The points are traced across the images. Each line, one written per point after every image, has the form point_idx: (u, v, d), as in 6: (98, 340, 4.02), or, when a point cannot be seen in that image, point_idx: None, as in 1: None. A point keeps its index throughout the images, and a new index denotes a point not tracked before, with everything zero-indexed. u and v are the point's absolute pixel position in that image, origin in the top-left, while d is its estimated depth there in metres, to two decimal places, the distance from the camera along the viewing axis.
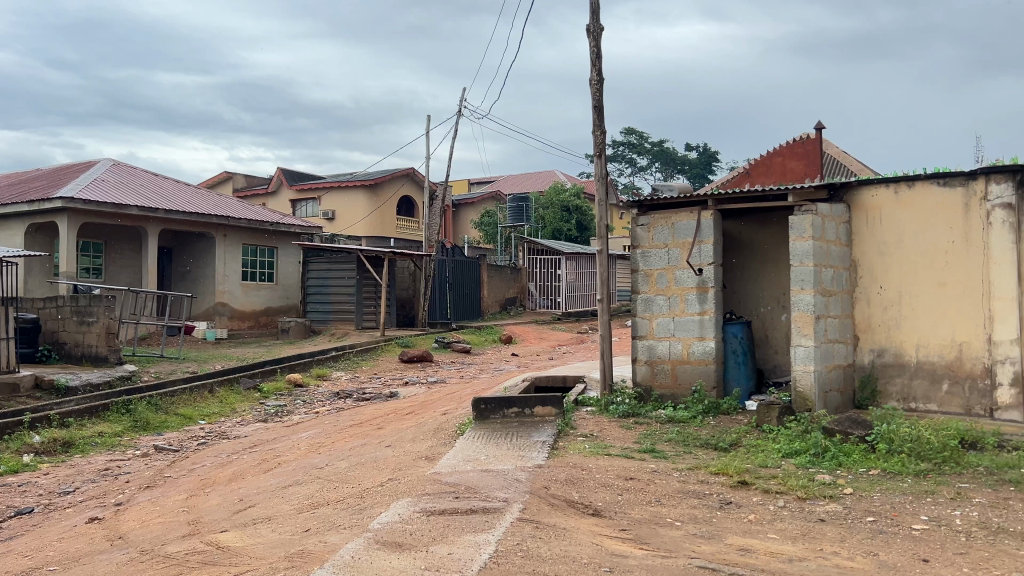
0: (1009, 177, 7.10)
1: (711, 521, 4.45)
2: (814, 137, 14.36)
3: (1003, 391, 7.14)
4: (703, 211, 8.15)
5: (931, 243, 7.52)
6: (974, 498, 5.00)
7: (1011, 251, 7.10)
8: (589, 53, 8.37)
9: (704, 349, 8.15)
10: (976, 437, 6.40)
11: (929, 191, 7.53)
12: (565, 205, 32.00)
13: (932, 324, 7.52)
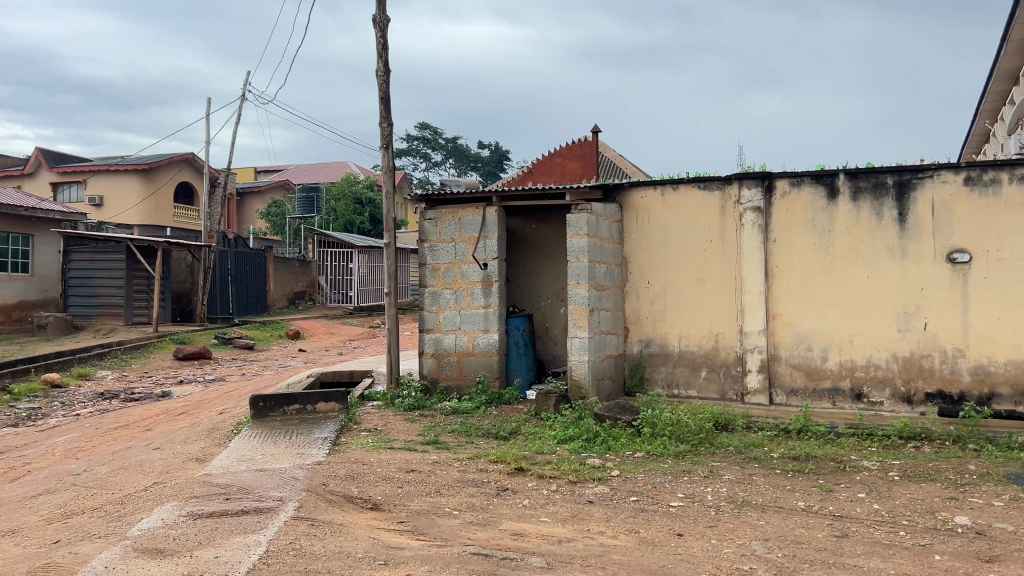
0: (758, 183, 7.83)
1: (487, 508, 4.58)
2: (591, 140, 15.09)
3: (751, 376, 7.87)
4: (488, 207, 8.35)
5: (692, 242, 8.15)
6: (724, 475, 5.49)
7: (759, 250, 7.84)
8: (376, 44, 8.30)
9: (488, 341, 8.35)
10: (728, 419, 7.04)
11: (691, 194, 8.15)
12: (358, 197, 31.60)
13: (693, 316, 8.15)
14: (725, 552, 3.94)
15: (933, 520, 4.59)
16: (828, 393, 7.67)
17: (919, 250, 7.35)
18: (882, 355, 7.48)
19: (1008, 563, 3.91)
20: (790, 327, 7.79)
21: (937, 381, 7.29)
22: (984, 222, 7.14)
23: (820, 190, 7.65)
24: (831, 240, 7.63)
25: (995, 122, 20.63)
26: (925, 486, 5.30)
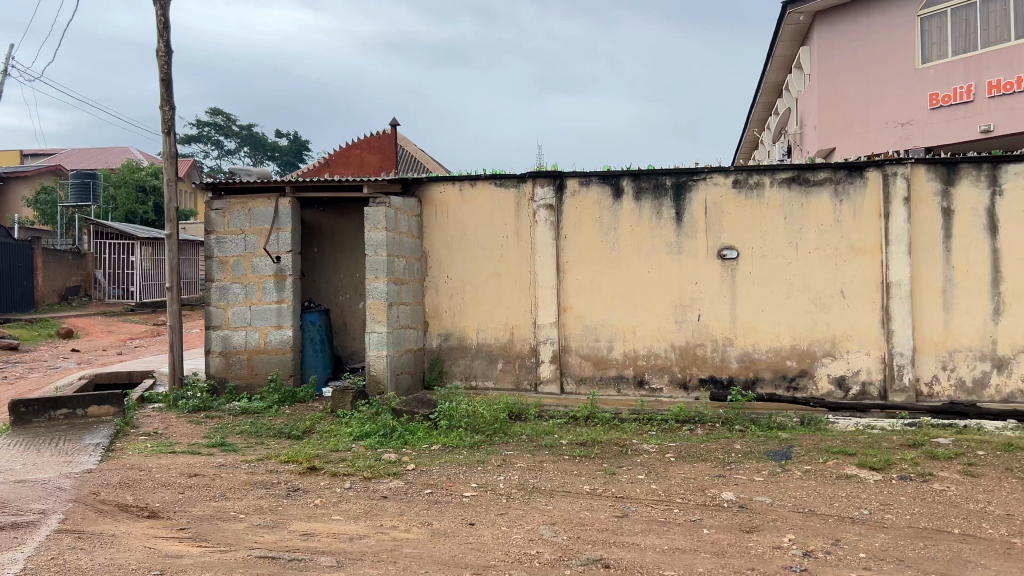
0: (550, 182, 8.11)
1: (276, 510, 4.44)
2: (389, 132, 14.97)
3: (544, 366, 8.15)
4: (281, 199, 8.08)
5: (488, 237, 8.31)
6: (516, 463, 5.65)
7: (551, 246, 8.12)
8: (156, 22, 7.80)
9: (281, 337, 8.10)
10: (521, 409, 7.26)
11: (487, 190, 8.30)
12: (141, 184, 29.56)
13: (489, 309, 8.32)
14: (515, 538, 4.06)
15: (703, 497, 4.96)
16: (614, 381, 8.09)
17: (693, 247, 7.91)
18: (662, 345, 7.99)
19: (766, 532, 4.32)
20: (580, 319, 8.14)
21: (709, 367, 7.88)
22: (750, 222, 7.79)
23: (606, 189, 8.03)
24: (617, 237, 8.03)
25: (761, 130, 22.63)
26: (698, 465, 5.74)
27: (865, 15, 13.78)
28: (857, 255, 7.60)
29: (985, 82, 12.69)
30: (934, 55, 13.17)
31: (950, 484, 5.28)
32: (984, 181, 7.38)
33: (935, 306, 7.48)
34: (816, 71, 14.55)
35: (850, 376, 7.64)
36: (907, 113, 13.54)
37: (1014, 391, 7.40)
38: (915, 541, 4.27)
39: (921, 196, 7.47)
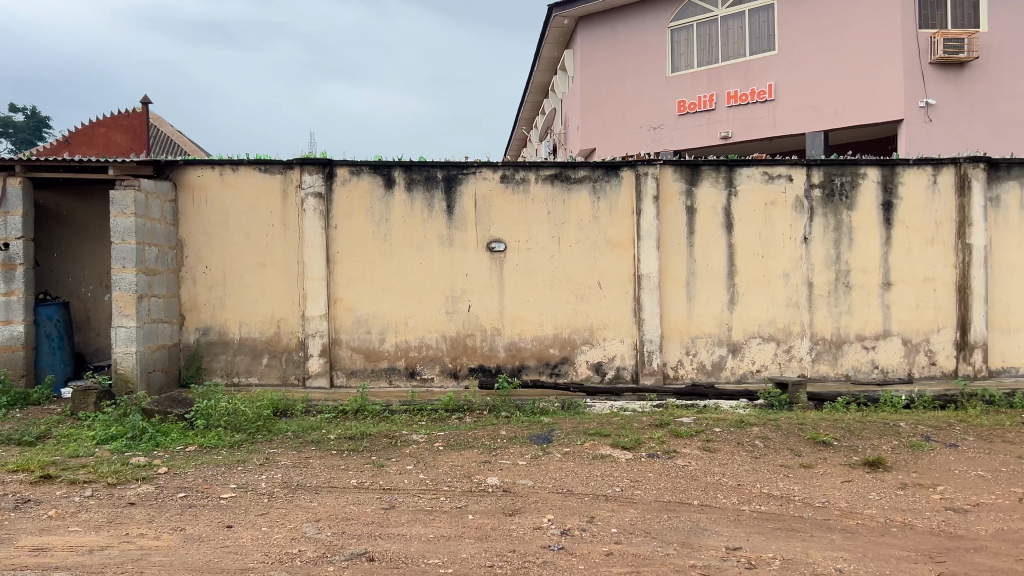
0: (319, 169, 7.90)
1: (1, 525, 3.98)
2: (140, 111, 13.91)
3: (312, 361, 7.93)
4: (10, 179, 7.26)
5: (252, 226, 7.95)
6: (279, 461, 5.46)
7: (319, 235, 7.91)
8: None
9: (10, 333, 7.28)
10: (286, 404, 7.04)
11: (250, 176, 7.93)
12: None
13: (253, 301, 7.97)
14: (275, 538, 3.91)
15: (469, 483, 5.06)
16: (385, 373, 8.03)
17: (463, 239, 8.02)
18: (432, 335, 8.04)
19: (527, 514, 4.47)
20: (350, 311, 8.00)
21: (478, 357, 8.04)
22: (517, 216, 8.02)
23: (377, 179, 7.94)
24: (387, 227, 7.97)
25: (529, 129, 23.46)
26: (464, 452, 5.83)
27: (622, 22, 14.64)
28: (613, 249, 8.07)
29: (724, 92, 13.95)
30: (682, 64, 14.31)
31: (691, 459, 5.74)
32: (722, 183, 8.09)
33: (681, 296, 8.10)
34: (578, 74, 15.25)
35: (606, 362, 8.10)
36: (658, 118, 14.59)
37: (746, 372, 8.20)
38: (661, 514, 4.60)
39: (669, 195, 8.05)
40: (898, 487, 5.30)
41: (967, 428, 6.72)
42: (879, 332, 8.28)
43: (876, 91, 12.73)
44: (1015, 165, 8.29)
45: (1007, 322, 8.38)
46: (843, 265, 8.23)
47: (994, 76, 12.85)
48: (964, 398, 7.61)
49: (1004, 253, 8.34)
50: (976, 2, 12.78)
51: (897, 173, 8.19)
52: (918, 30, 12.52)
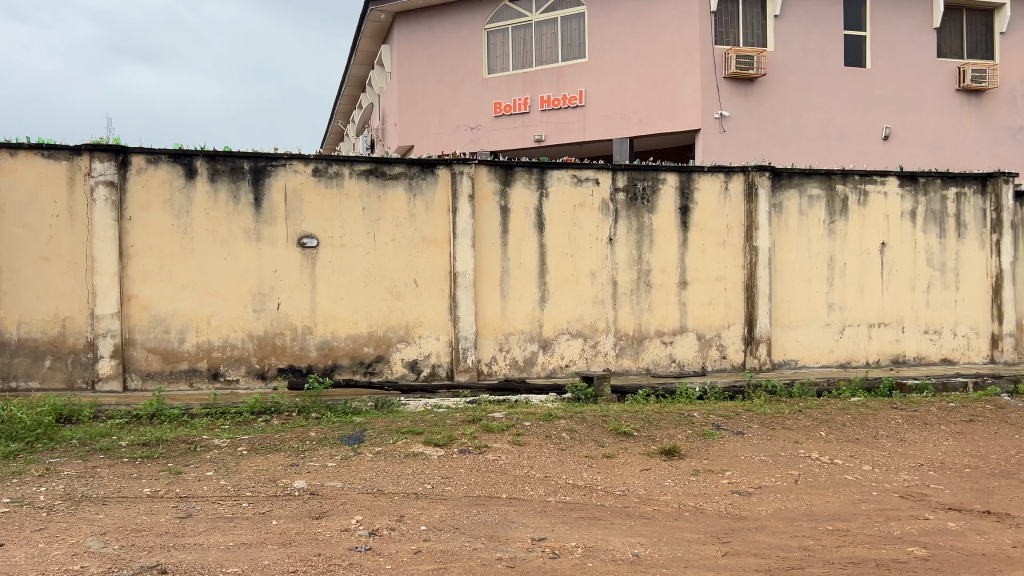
0: (112, 157, 7.36)
1: None
2: None
3: (103, 362, 7.38)
4: None
5: (33, 216, 7.29)
6: (62, 471, 5.03)
7: (111, 228, 7.37)
8: None
9: None
10: (72, 410, 6.54)
11: (31, 162, 7.27)
12: None
13: (34, 299, 7.31)
14: (53, 555, 3.60)
15: (274, 487, 4.88)
16: (185, 374, 7.61)
17: (271, 234, 7.73)
18: (238, 335, 7.70)
19: (334, 516, 4.37)
20: (146, 308, 7.52)
21: (288, 357, 7.78)
22: (328, 211, 7.83)
23: (177, 169, 7.50)
24: (189, 221, 7.56)
25: (345, 123, 23.03)
26: (270, 456, 5.62)
27: (439, 21, 14.70)
28: (428, 247, 8.06)
29: (538, 96, 14.32)
30: (498, 66, 14.55)
31: (501, 453, 5.84)
32: (534, 184, 8.29)
33: (494, 293, 8.23)
34: (395, 70, 15.14)
35: (421, 360, 8.08)
36: (475, 118, 14.75)
37: (555, 367, 8.45)
38: (469, 509, 4.65)
39: (483, 194, 8.15)
40: (691, 474, 5.64)
41: (752, 416, 7.26)
42: (676, 328, 8.79)
43: (676, 101, 13.51)
44: (795, 174, 9.05)
45: (788, 319, 9.13)
46: (645, 265, 8.67)
47: (779, 92, 13.95)
48: (750, 388, 8.22)
49: (785, 255, 9.09)
50: (764, 23, 13.85)
51: (693, 179, 8.73)
52: (714, 46, 13.40)
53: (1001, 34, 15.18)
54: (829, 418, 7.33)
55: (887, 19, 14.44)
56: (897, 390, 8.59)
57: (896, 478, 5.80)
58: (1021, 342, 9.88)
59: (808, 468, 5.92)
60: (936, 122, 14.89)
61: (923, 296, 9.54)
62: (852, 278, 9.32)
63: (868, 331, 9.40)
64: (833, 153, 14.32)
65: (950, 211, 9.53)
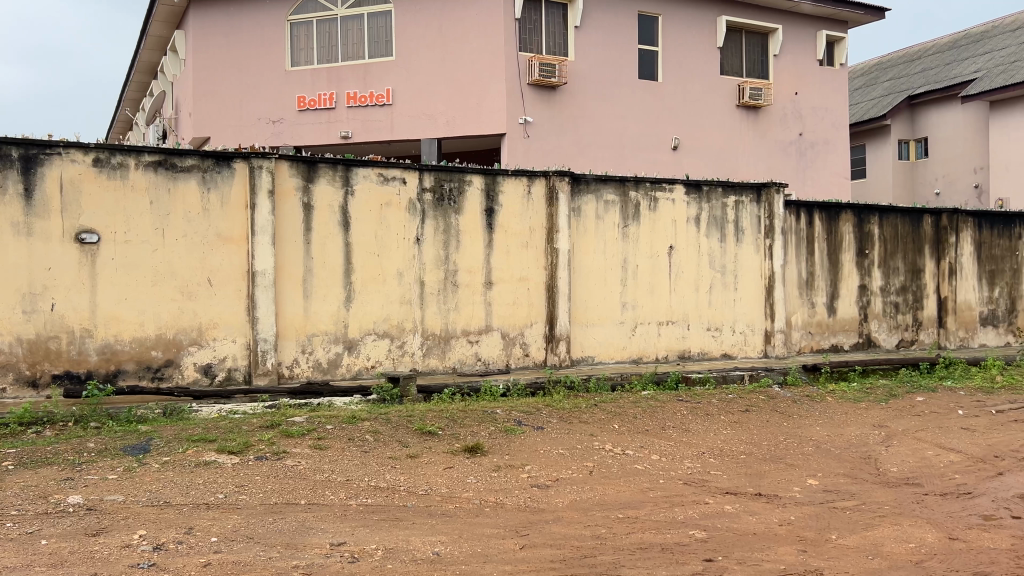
0: None
1: None
2: None
3: None
4: None
5: None
6: None
7: None
8: None
9: None
10: None
11: None
12: None
13: None
14: None
15: (45, 504, 4.47)
16: None
17: (44, 229, 7.08)
18: (4, 340, 6.99)
19: (113, 533, 4.07)
20: None
21: (64, 363, 7.16)
22: (110, 205, 7.28)
23: None
24: None
25: (135, 112, 21.59)
26: (41, 471, 5.14)
27: (239, 8, 14.09)
28: (224, 244, 7.69)
29: (343, 92, 14.04)
30: (301, 60, 14.16)
31: (300, 458, 5.67)
32: (338, 182, 8.13)
33: (296, 293, 7.98)
34: (190, 58, 14.36)
35: (215, 364, 7.70)
36: (277, 111, 14.24)
37: (361, 368, 8.32)
38: (265, 517, 4.48)
39: (284, 190, 7.89)
40: (492, 470, 5.74)
41: (551, 411, 7.51)
42: (481, 327, 8.92)
43: (482, 104, 13.72)
44: (592, 180, 9.44)
45: (586, 318, 9.52)
46: (451, 265, 8.73)
47: (580, 99, 14.50)
48: (550, 384, 8.47)
49: (583, 256, 9.46)
50: (565, 33, 14.36)
51: (497, 182, 8.89)
52: (518, 52, 13.73)
53: (774, 57, 16.61)
54: (622, 411, 7.72)
55: (676, 36, 15.41)
56: (683, 383, 9.18)
57: (680, 466, 6.20)
58: (789, 337, 10.85)
59: (602, 460, 6.20)
60: (719, 135, 16.04)
61: (707, 295, 10.26)
62: (643, 279, 9.85)
63: (658, 329, 9.98)
64: (628, 160, 15.08)
65: (730, 217, 10.31)
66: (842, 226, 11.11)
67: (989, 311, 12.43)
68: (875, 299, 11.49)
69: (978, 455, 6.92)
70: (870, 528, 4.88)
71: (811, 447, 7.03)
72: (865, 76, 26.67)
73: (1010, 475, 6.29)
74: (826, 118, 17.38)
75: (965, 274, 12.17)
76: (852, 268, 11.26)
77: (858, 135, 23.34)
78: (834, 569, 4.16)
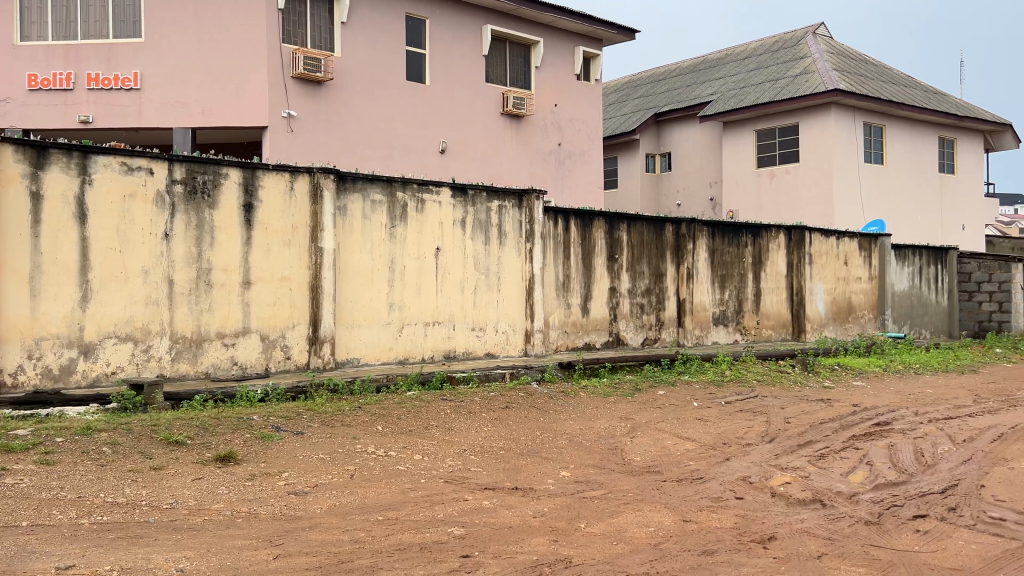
0: None
1: None
2: None
3: None
4: None
5: None
6: None
7: None
8: None
9: None
10: None
11: None
12: None
13: None
14: None
15: None
16: None
17: None
18: None
19: None
20: None
21: None
22: None
23: None
24: None
25: None
26: None
27: None
28: None
29: (83, 73, 12.86)
30: (33, 34, 12.81)
31: (23, 476, 5.10)
32: (73, 170, 7.41)
33: (21, 292, 7.17)
34: None
35: None
36: (3, 89, 12.77)
37: (99, 375, 7.62)
38: None
39: (7, 177, 7.07)
40: (246, 479, 5.47)
41: (311, 416, 7.30)
42: (238, 329, 8.50)
43: (241, 96, 13.11)
44: (358, 179, 9.32)
45: (350, 319, 9.37)
46: (205, 264, 8.24)
47: (347, 97, 14.24)
48: (311, 388, 8.22)
49: (348, 257, 9.30)
50: (331, 28, 14.07)
51: (257, 177, 8.54)
52: (281, 44, 13.27)
53: (536, 68, 17.29)
54: (384, 413, 7.66)
55: (443, 40, 15.62)
56: (447, 382, 9.28)
57: (442, 465, 6.25)
58: (547, 337, 11.32)
59: (363, 463, 6.11)
60: (484, 140, 16.42)
61: (471, 296, 10.45)
62: (409, 280, 9.85)
63: (424, 330, 10.02)
64: (395, 160, 15.02)
65: (493, 221, 10.58)
66: (595, 232, 11.77)
67: (721, 311, 13.68)
68: (624, 300, 12.27)
69: (709, 442, 7.60)
70: (615, 515, 5.19)
71: (565, 440, 7.38)
72: (618, 93, 28.49)
73: (735, 459, 6.96)
74: (582, 130, 18.35)
75: (701, 278, 13.33)
76: (605, 271, 11.96)
77: (611, 147, 24.88)
78: (583, 556, 4.37)
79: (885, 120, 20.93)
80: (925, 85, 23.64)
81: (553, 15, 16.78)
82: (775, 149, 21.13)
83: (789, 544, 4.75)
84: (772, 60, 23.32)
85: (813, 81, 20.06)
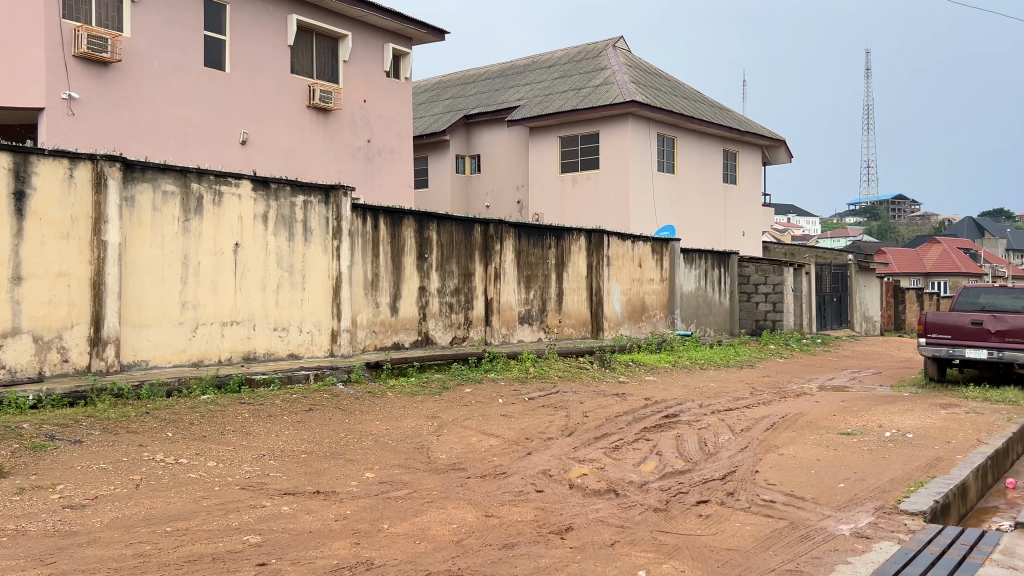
0: None
1: None
2: None
3: None
4: None
5: None
6: None
7: None
8: None
9: None
10: None
11: None
12: None
13: None
14: None
15: None
16: None
17: None
18: None
19: None
20: None
21: None
22: None
23: None
24: None
25: None
26: None
27: None
28: None
29: None
30: None
31: None
32: None
33: None
34: None
35: None
36: None
37: None
38: None
39: None
40: (13, 494, 4.98)
41: (91, 423, 6.76)
42: (7, 330, 7.72)
43: (13, 73, 12.00)
44: (148, 168, 8.77)
45: (138, 318, 8.76)
46: None
47: (138, 81, 13.32)
48: (93, 393, 7.62)
49: (135, 251, 8.70)
50: (120, 6, 13.11)
51: (30, 162, 7.83)
52: (60, 19, 12.21)
53: (343, 62, 16.97)
54: (175, 418, 7.23)
55: (243, 27, 14.97)
56: (245, 385, 8.89)
57: (238, 471, 5.99)
58: (354, 336, 11.12)
59: (150, 472, 5.73)
60: (289, 134, 15.91)
61: (273, 295, 10.09)
62: (204, 277, 9.35)
63: (221, 330, 9.54)
64: (191, 150, 14.21)
65: (298, 216, 10.29)
66: (404, 231, 11.71)
67: (526, 310, 14.05)
68: (432, 299, 12.29)
69: (512, 438, 7.77)
70: (418, 514, 5.18)
71: (370, 441, 7.29)
72: (428, 93, 28.55)
73: (536, 454, 7.16)
74: (391, 128, 18.21)
75: (508, 278, 13.60)
76: (413, 270, 11.93)
77: (420, 146, 24.86)
78: (384, 557, 4.33)
79: (676, 131, 22.31)
80: (712, 100, 25.45)
81: (361, 9, 16.54)
82: (577, 155, 21.95)
83: (584, 534, 4.95)
84: (575, 69, 24.23)
85: (613, 91, 21.03)
